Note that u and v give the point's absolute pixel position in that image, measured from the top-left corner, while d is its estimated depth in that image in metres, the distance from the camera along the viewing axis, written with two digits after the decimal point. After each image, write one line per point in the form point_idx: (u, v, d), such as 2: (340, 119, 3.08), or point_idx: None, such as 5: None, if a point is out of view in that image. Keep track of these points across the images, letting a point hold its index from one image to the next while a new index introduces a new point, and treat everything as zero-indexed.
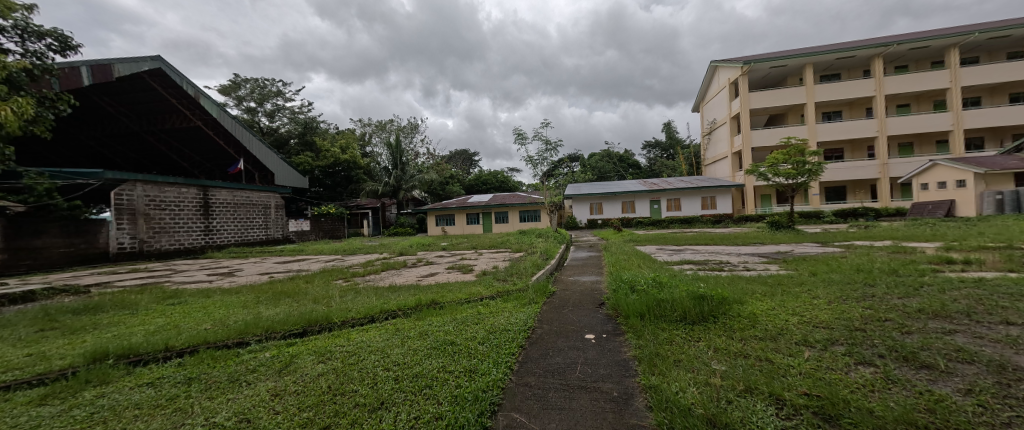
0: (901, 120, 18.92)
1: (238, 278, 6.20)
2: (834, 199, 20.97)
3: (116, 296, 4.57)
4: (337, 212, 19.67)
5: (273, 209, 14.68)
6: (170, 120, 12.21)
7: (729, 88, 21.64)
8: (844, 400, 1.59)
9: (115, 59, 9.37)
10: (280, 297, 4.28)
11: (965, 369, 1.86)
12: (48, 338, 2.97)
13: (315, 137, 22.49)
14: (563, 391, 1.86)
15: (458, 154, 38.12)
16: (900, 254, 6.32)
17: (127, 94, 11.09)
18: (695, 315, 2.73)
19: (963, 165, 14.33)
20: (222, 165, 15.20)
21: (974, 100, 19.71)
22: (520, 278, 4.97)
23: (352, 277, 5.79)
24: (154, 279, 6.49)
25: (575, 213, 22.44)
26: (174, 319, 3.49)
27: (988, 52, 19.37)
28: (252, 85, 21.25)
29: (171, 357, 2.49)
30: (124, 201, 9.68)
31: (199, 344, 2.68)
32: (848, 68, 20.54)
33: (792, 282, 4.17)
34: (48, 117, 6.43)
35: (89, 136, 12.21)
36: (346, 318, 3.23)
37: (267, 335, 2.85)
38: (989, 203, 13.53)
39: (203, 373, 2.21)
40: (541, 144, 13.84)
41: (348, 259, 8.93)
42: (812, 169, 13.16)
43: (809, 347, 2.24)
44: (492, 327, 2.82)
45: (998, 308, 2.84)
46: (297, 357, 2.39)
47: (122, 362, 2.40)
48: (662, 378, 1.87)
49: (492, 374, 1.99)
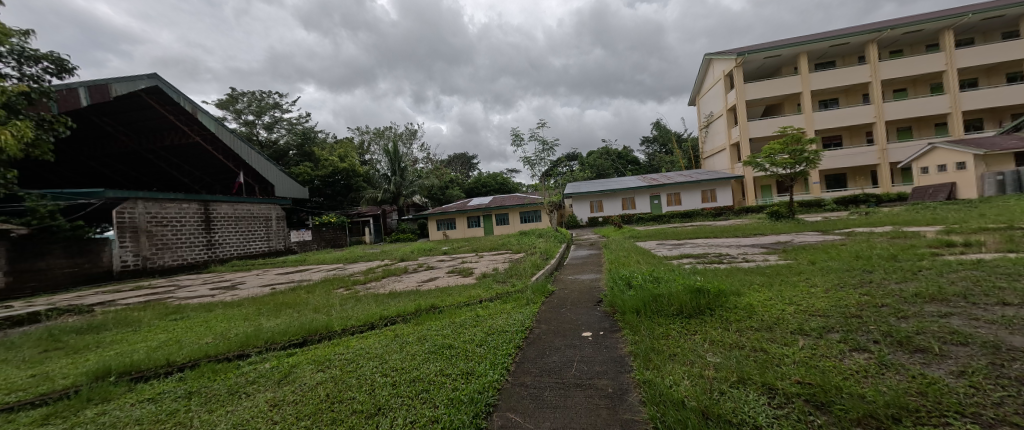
0: (899, 105, 18.85)
1: (241, 291, 6.22)
2: (835, 186, 20.91)
3: (119, 314, 4.59)
4: (337, 221, 19.63)
5: (274, 221, 14.72)
6: (169, 136, 12.28)
7: (723, 80, 21.62)
8: (837, 388, 1.59)
9: (112, 79, 9.35)
10: (280, 308, 4.30)
11: (959, 352, 1.87)
12: (51, 358, 3.00)
13: (314, 147, 22.66)
14: (558, 390, 1.87)
15: (457, 157, 38.17)
16: (900, 240, 6.30)
17: (124, 113, 11.16)
18: (691, 309, 2.75)
19: (962, 147, 14.31)
20: (223, 180, 15.42)
21: (971, 81, 19.65)
22: (519, 278, 5.01)
23: (352, 286, 5.76)
24: (156, 295, 6.52)
25: (576, 212, 22.40)
26: (176, 334, 3.53)
27: (982, 33, 19.33)
28: (250, 98, 21.38)
29: (172, 372, 2.51)
30: (126, 219, 9.75)
31: (200, 358, 2.71)
32: (843, 55, 20.48)
33: (790, 272, 4.17)
34: (47, 139, 6.48)
35: (90, 157, 12.30)
36: (346, 326, 3.25)
37: (267, 346, 2.88)
38: (990, 184, 13.50)
39: (203, 387, 2.23)
40: (538, 144, 13.79)
41: (350, 267, 9.00)
42: (810, 157, 13.14)
43: (804, 335, 2.25)
44: (489, 329, 2.83)
45: (995, 289, 2.84)
46: (296, 367, 2.40)
47: (124, 379, 2.42)
48: (657, 372, 1.88)
49: (488, 376, 2.01)
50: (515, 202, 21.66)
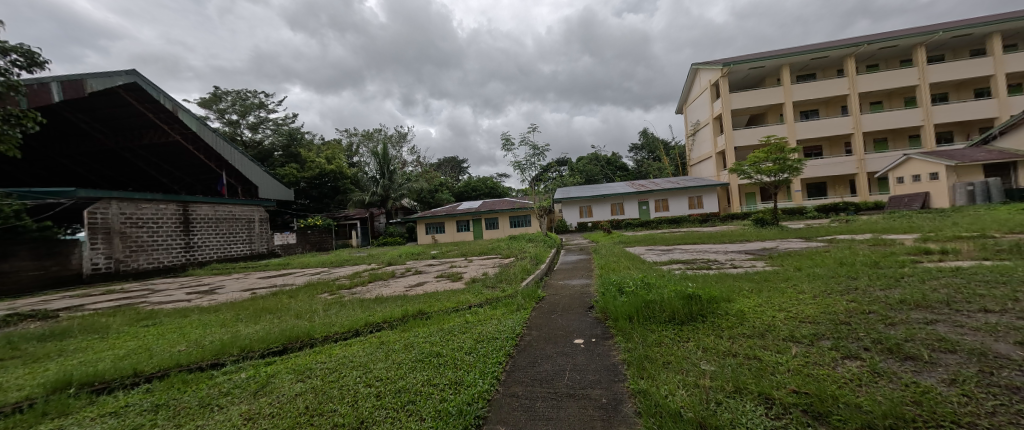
0: (876, 117, 19.52)
1: (220, 296, 5.98)
2: (816, 194, 21.50)
3: (86, 320, 4.33)
4: (323, 224, 19.24)
5: (257, 223, 14.32)
6: (148, 135, 11.86)
7: (710, 89, 22.09)
8: (833, 397, 1.57)
9: (88, 74, 9.02)
10: (260, 314, 4.13)
11: (948, 359, 1.88)
12: (7, 369, 2.80)
13: (300, 148, 22.26)
14: (550, 401, 1.80)
15: (447, 161, 37.99)
16: (881, 247, 6.44)
17: (101, 110, 10.74)
18: (683, 316, 2.72)
19: (935, 159, 14.87)
20: (204, 180, 14.97)
21: (942, 96, 20.54)
22: (509, 284, 4.92)
23: (338, 291, 5.60)
24: (129, 299, 6.22)
25: (566, 217, 22.44)
26: (146, 341, 3.33)
27: (952, 50, 20.24)
28: (234, 97, 20.87)
29: (139, 382, 2.36)
30: (98, 220, 9.34)
31: (171, 367, 2.55)
32: (824, 68, 21.15)
33: (777, 278, 4.21)
34: (14, 135, 6.15)
35: (63, 155, 11.81)
36: (329, 333, 3.13)
37: (244, 355, 2.74)
38: (961, 194, 14.04)
39: (171, 399, 2.09)
40: (528, 149, 13.74)
41: (336, 271, 8.78)
42: (794, 165, 13.46)
43: (796, 342, 2.24)
44: (479, 336, 2.75)
45: (976, 296, 2.89)
46: (273, 377, 2.28)
47: (85, 391, 2.26)
48: (651, 381, 1.83)
49: (478, 386, 1.93)
50: (505, 207, 21.60)
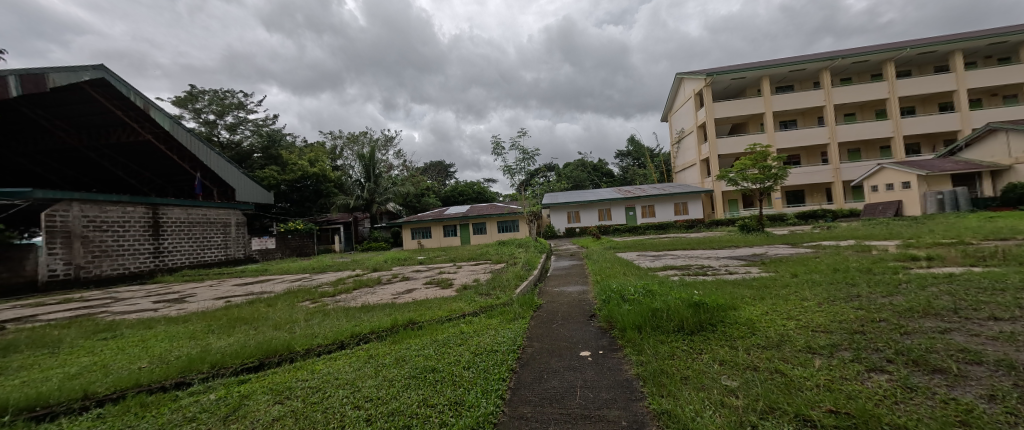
0: (851, 128, 20.25)
1: (189, 305, 5.54)
2: (795, 202, 22.08)
3: (32, 334, 3.90)
4: (305, 228, 18.48)
5: (233, 227, 13.67)
6: (115, 133, 11.19)
7: (694, 98, 22.52)
8: (875, 417, 1.44)
9: (49, 68, 8.32)
10: (234, 325, 3.81)
11: (979, 372, 1.79)
12: None
13: (281, 150, 21.60)
14: (564, 424, 1.62)
15: (433, 166, 37.59)
16: (867, 253, 6.53)
17: (63, 106, 10.09)
18: (693, 325, 2.59)
19: (907, 168, 15.42)
20: (177, 182, 14.27)
21: (909, 109, 21.51)
22: (503, 291, 4.68)
23: (320, 298, 5.28)
24: (87, 310, 5.71)
25: (553, 222, 22.32)
26: (103, 357, 2.99)
27: (918, 66, 21.24)
28: (210, 97, 20.07)
29: (89, 407, 2.05)
30: (57, 223, 8.69)
31: (127, 388, 2.25)
32: (801, 80, 21.83)
33: (776, 284, 4.14)
34: None
35: (19, 152, 11.00)
36: (311, 346, 2.86)
37: (215, 372, 2.46)
38: (932, 202, 14.61)
39: (127, 427, 1.82)
40: (518, 153, 13.57)
41: (318, 278, 8.39)
42: (778, 174, 13.67)
43: (816, 354, 2.12)
44: (477, 348, 2.55)
45: (981, 304, 2.86)
46: (248, 398, 2.03)
47: (22, 418, 1.95)
48: (675, 400, 1.67)
49: (481, 408, 1.73)
50: (492, 212, 21.38)
